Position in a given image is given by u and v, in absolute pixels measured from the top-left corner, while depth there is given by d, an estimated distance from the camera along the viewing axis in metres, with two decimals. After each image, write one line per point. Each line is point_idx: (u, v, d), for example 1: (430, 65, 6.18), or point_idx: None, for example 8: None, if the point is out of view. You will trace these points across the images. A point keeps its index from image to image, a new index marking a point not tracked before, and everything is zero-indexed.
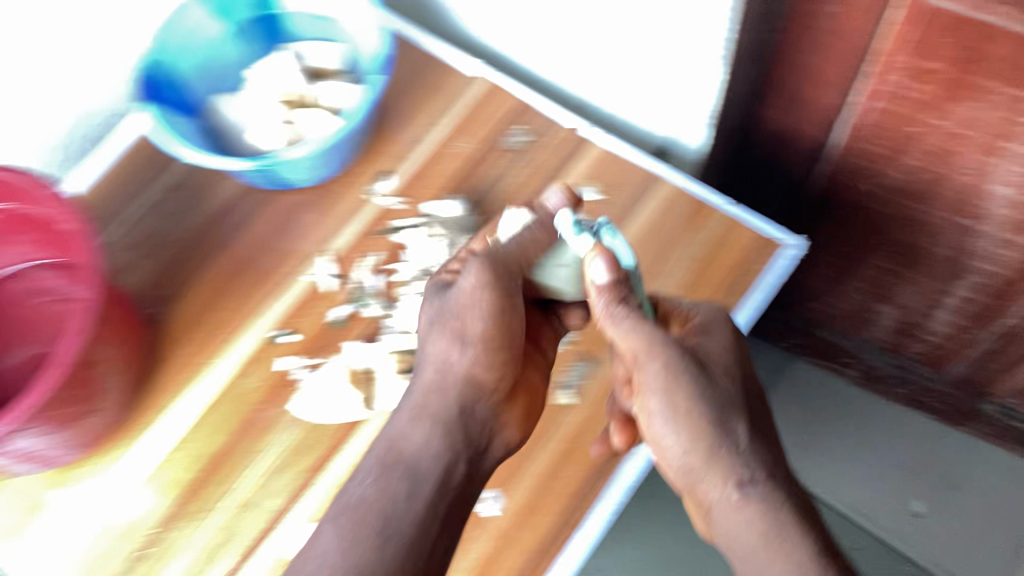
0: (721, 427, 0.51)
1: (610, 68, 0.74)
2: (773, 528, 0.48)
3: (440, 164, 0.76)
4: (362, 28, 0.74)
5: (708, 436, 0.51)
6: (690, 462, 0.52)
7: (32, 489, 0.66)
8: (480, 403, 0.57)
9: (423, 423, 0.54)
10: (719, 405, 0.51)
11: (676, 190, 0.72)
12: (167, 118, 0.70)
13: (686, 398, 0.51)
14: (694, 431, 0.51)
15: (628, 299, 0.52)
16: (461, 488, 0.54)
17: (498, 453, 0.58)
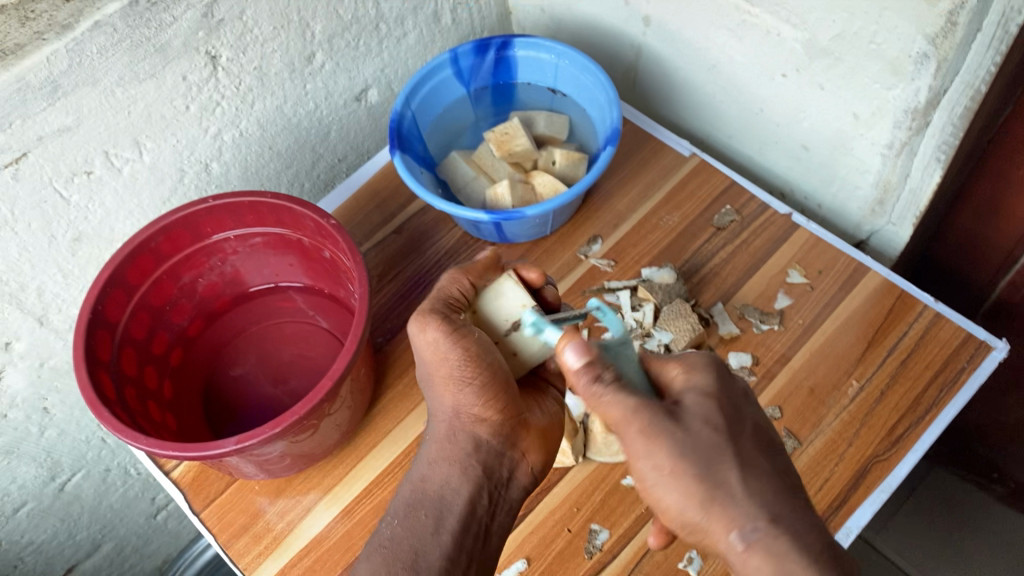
0: (706, 476, 0.46)
1: (832, 152, 0.78)
2: (790, 570, 0.43)
3: (652, 234, 0.80)
4: (592, 102, 0.80)
5: (699, 492, 0.45)
6: (706, 511, 0.45)
7: (262, 491, 0.72)
8: (492, 439, 0.62)
9: (459, 457, 0.61)
10: (705, 455, 0.46)
11: (882, 280, 0.75)
12: (410, 165, 0.76)
13: (666, 456, 0.46)
14: (689, 485, 0.46)
15: (612, 375, 0.49)
16: (487, 518, 0.60)
17: (518, 484, 0.63)
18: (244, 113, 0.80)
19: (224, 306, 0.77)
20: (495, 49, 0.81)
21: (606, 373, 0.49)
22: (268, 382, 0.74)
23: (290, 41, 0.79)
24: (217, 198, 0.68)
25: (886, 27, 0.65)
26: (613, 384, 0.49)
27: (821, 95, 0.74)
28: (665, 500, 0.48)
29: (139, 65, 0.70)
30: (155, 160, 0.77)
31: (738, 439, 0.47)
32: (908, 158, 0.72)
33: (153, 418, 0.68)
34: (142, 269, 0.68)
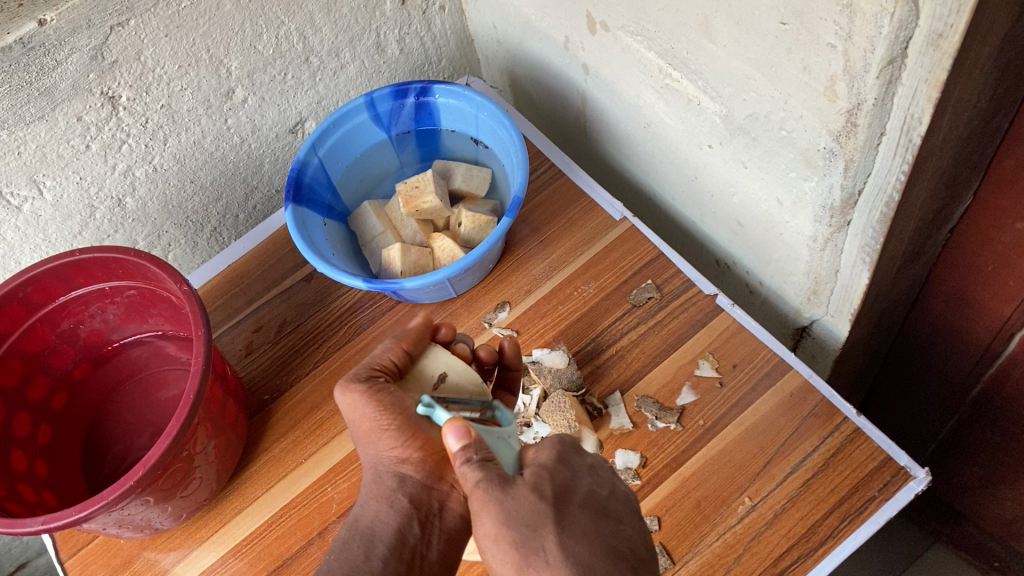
0: (525, 539, 0.46)
1: (757, 227, 0.70)
2: None
3: (564, 301, 0.75)
4: (508, 159, 0.75)
5: (516, 556, 0.46)
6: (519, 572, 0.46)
7: (124, 546, 0.71)
8: (417, 476, 0.56)
9: (386, 494, 0.55)
10: (527, 517, 0.46)
11: (803, 383, 0.67)
12: (305, 220, 0.73)
13: (493, 517, 0.46)
14: (512, 547, 0.46)
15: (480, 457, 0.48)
16: (420, 550, 0.54)
17: (450, 514, 0.56)
18: (156, 149, 0.78)
19: (113, 349, 0.76)
20: (413, 96, 0.76)
21: (477, 456, 0.48)
22: (145, 432, 0.73)
23: (202, 78, 0.76)
24: (80, 252, 0.66)
25: (794, 115, 0.57)
26: (478, 465, 0.47)
27: (745, 173, 0.66)
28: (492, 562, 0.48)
29: (21, 109, 0.68)
30: (58, 197, 0.76)
31: (561, 511, 0.47)
32: (833, 254, 0.64)
33: (14, 469, 0.67)
34: (10, 318, 0.67)
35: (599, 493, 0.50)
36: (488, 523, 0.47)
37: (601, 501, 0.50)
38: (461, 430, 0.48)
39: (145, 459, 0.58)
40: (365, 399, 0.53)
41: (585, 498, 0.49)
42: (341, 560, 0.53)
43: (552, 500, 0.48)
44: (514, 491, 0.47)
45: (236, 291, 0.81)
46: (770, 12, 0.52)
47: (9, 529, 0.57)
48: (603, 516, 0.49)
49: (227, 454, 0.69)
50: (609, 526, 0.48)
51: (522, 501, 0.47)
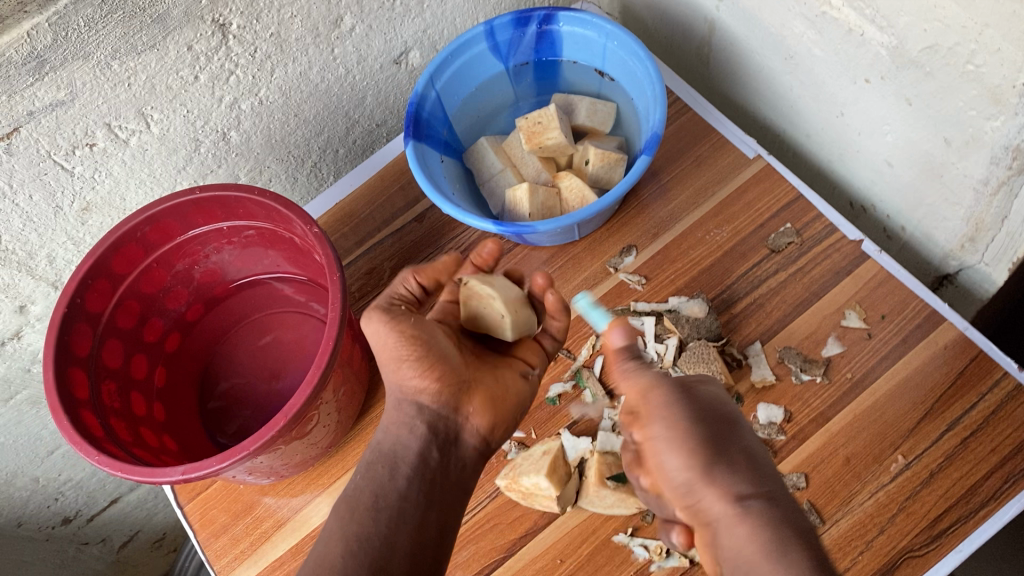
0: (707, 456, 0.49)
1: (912, 170, 0.66)
2: (790, 552, 0.45)
3: (695, 246, 0.71)
4: (638, 93, 0.70)
5: (699, 462, 0.49)
6: (692, 486, 0.49)
7: (244, 492, 0.69)
8: (432, 403, 0.54)
9: (405, 421, 0.54)
10: (716, 431, 0.51)
11: (959, 336, 0.63)
12: (426, 157, 0.69)
13: (676, 420, 0.51)
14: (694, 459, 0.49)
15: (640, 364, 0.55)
16: (442, 469, 0.53)
17: (468, 440, 0.55)
18: (263, 80, 0.75)
19: (226, 291, 0.74)
20: (536, 24, 0.71)
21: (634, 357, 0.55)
22: (262, 376, 0.71)
23: (312, 5, 0.72)
24: (201, 191, 0.63)
25: (987, 48, 0.52)
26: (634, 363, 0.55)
27: (908, 111, 0.62)
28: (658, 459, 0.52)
29: (135, 37, 0.65)
30: (165, 131, 0.73)
31: (733, 440, 0.51)
32: (1005, 200, 0.59)
33: (135, 413, 0.66)
34: (128, 259, 0.65)
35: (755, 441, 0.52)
36: (675, 461, 0.50)
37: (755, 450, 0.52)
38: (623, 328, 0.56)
39: (285, 409, 0.56)
40: (386, 328, 0.54)
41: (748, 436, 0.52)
42: (369, 478, 0.53)
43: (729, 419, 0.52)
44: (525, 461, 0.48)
45: (347, 229, 0.78)
46: None
47: (147, 478, 0.56)
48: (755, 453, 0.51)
49: (351, 401, 0.67)
50: (762, 464, 0.51)
51: (670, 403, 0.51)
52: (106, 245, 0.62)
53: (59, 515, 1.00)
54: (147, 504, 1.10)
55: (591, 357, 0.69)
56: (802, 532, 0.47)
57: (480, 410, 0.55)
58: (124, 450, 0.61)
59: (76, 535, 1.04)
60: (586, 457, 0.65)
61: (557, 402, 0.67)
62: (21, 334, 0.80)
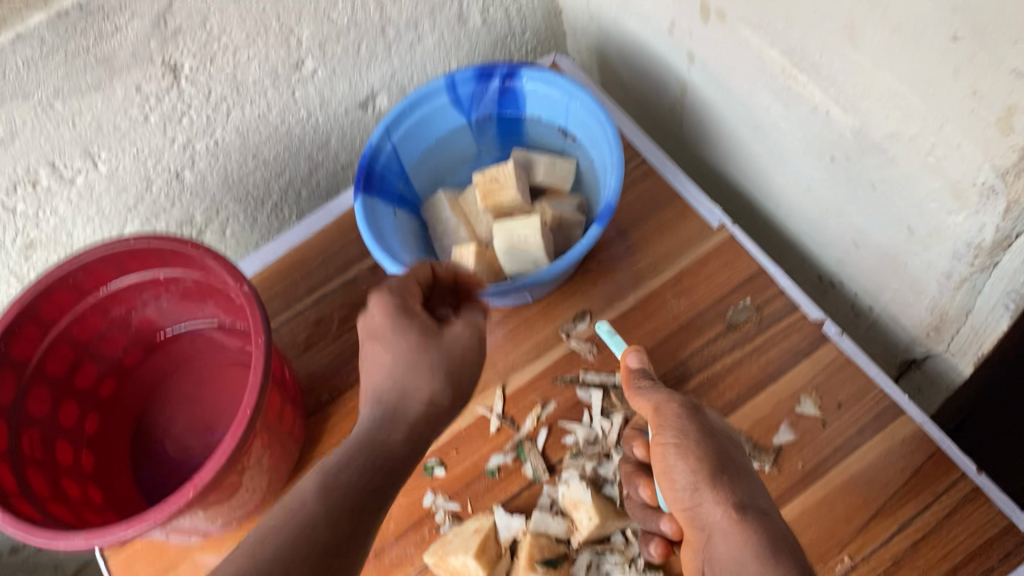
0: (711, 461, 0.52)
1: (877, 252, 0.63)
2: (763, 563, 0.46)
3: (650, 315, 0.68)
4: (599, 155, 0.68)
5: (712, 460, 0.52)
6: (696, 487, 0.51)
7: (170, 548, 0.67)
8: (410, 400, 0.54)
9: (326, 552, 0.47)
10: (720, 440, 0.54)
11: (917, 431, 0.60)
12: (376, 211, 0.67)
13: (696, 426, 0.53)
14: (701, 459, 0.52)
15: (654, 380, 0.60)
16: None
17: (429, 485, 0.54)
18: (219, 121, 0.73)
19: (166, 337, 0.73)
20: (498, 79, 0.69)
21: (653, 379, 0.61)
22: (196, 429, 0.69)
23: (270, 48, 0.70)
24: (135, 240, 0.61)
25: (947, 142, 0.49)
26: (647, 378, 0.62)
27: (872, 195, 0.59)
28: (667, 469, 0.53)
29: (78, 77, 0.63)
30: (113, 169, 0.71)
31: (738, 456, 0.54)
32: (968, 294, 0.56)
33: (59, 463, 0.64)
34: (59, 304, 0.63)
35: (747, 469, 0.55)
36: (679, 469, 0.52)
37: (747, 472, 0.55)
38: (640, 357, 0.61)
39: (197, 479, 0.54)
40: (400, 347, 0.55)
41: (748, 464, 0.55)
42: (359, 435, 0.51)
43: (732, 442, 0.55)
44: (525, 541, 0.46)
45: (301, 277, 0.76)
46: (940, 25, 0.44)
47: (51, 542, 0.54)
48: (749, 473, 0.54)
49: (282, 462, 0.64)
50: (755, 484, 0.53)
51: (683, 421, 0.53)
52: (34, 291, 0.61)
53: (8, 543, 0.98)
54: None
55: (535, 429, 0.65)
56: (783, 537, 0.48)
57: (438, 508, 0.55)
58: (38, 506, 0.58)
59: (25, 562, 1.02)
60: (518, 537, 0.61)
61: (496, 474, 0.64)
62: None
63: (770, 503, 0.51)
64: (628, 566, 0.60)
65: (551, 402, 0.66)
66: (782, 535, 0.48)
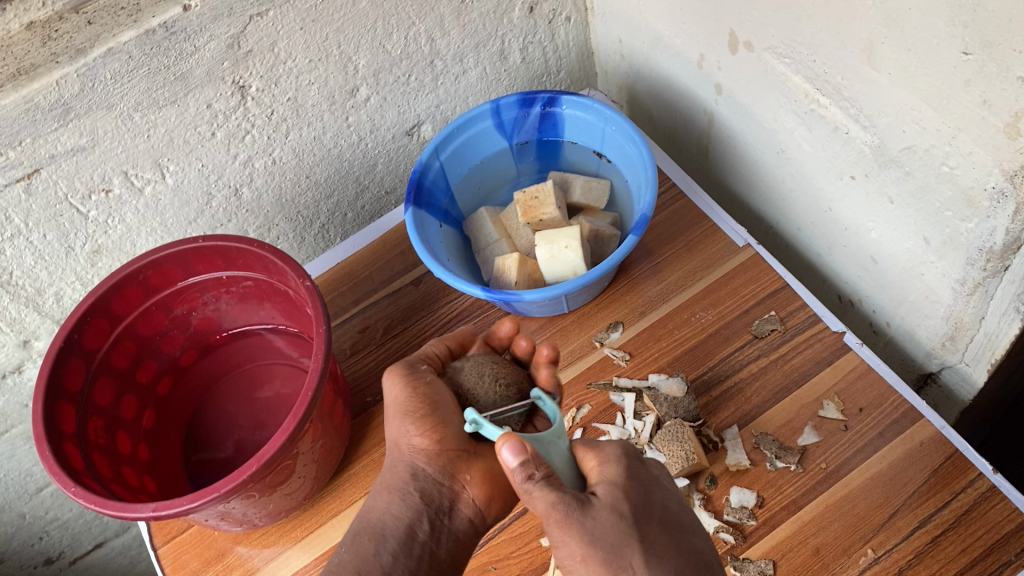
0: (614, 553, 0.47)
1: (893, 266, 0.67)
2: None
3: (678, 325, 0.73)
4: (632, 176, 0.73)
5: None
6: (622, 554, 0.47)
7: (218, 539, 0.70)
8: (430, 466, 0.55)
9: None
10: (611, 539, 0.47)
11: (935, 433, 0.63)
12: (424, 223, 0.71)
13: (577, 542, 0.47)
14: (609, 551, 0.47)
15: (545, 474, 0.48)
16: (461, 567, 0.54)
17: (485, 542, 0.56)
18: (277, 142, 0.78)
19: (221, 339, 0.77)
20: (540, 105, 0.75)
21: (538, 471, 0.48)
22: (248, 426, 0.72)
23: (330, 74, 0.76)
24: (204, 240, 0.66)
25: (960, 150, 0.54)
26: (544, 482, 0.48)
27: (890, 208, 0.63)
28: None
29: (157, 92, 0.68)
30: (179, 182, 0.76)
31: (646, 534, 0.48)
32: (982, 300, 0.60)
33: (119, 452, 0.67)
34: (129, 300, 0.68)
35: (672, 507, 0.51)
36: (575, 544, 0.48)
37: (676, 514, 0.51)
38: (518, 445, 0.48)
39: (259, 455, 0.58)
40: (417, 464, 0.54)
41: (660, 511, 0.50)
42: (352, 554, 0.53)
43: (631, 518, 0.48)
44: (595, 515, 0.48)
45: (350, 289, 0.81)
46: (952, 41, 0.49)
47: (121, 514, 0.57)
48: (677, 531, 0.50)
49: (330, 454, 0.68)
50: (687, 542, 0.50)
51: (575, 521, 0.47)
52: (108, 286, 0.65)
53: (42, 554, 1.01)
54: (130, 551, 1.12)
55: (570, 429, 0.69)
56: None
57: (478, 481, 0.56)
58: (102, 485, 0.62)
59: None
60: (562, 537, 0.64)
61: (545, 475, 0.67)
62: (23, 368, 0.82)
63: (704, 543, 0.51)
64: None
65: (585, 406, 0.70)
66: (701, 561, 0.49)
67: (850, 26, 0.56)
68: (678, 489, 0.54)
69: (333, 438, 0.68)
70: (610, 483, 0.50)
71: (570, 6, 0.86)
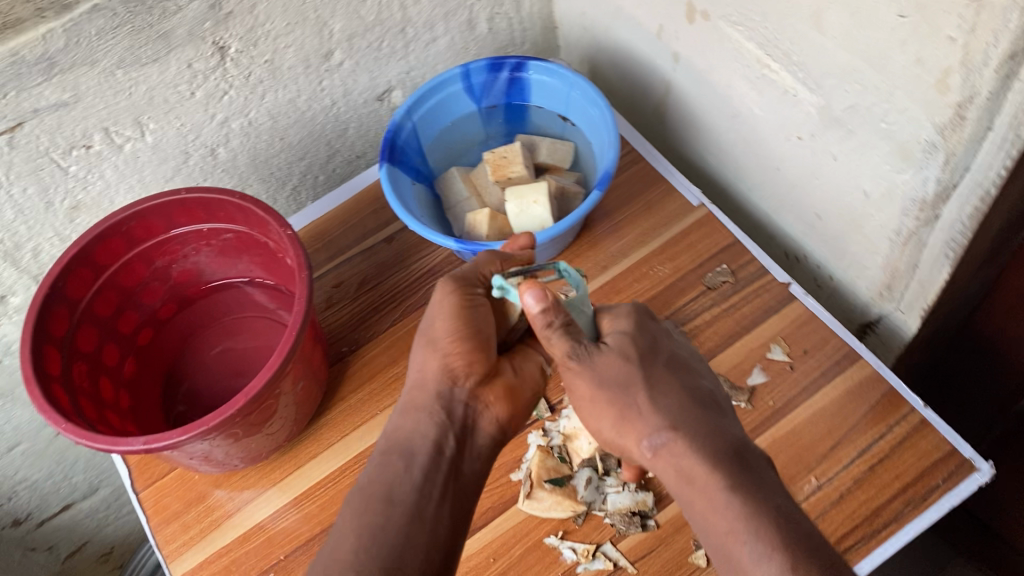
0: (619, 393, 0.55)
1: (835, 221, 0.72)
2: (689, 462, 0.52)
3: (637, 278, 0.77)
4: (596, 137, 0.77)
5: (614, 411, 0.55)
6: (628, 387, 0.55)
7: (199, 482, 0.73)
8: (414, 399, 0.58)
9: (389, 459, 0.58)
10: (618, 380, 0.55)
11: (872, 373, 0.69)
12: (398, 179, 0.75)
13: (587, 383, 0.56)
14: (614, 390, 0.55)
15: (563, 325, 0.54)
16: None
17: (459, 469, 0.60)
18: (254, 103, 0.81)
19: (199, 294, 0.79)
20: (508, 70, 0.79)
21: (557, 320, 0.54)
22: (227, 374, 0.75)
23: (306, 37, 0.79)
24: (188, 192, 0.69)
25: (897, 107, 0.59)
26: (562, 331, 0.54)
27: (833, 165, 0.68)
28: (592, 419, 0.58)
29: (140, 49, 0.71)
30: (158, 140, 0.78)
31: (651, 372, 0.56)
32: (915, 248, 0.66)
33: (103, 397, 0.70)
34: (112, 251, 0.70)
35: (679, 354, 0.60)
36: (585, 386, 0.56)
37: (684, 360, 0.59)
38: (540, 293, 0.53)
39: (247, 391, 0.61)
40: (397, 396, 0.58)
41: (669, 357, 0.58)
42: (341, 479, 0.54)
43: (638, 361, 0.56)
44: (600, 359, 0.56)
45: (324, 247, 0.84)
46: (889, 5, 0.54)
47: (113, 448, 0.60)
48: (684, 372, 0.58)
49: (309, 397, 0.71)
50: (695, 380, 0.58)
51: (586, 362, 0.56)
52: (93, 235, 0.67)
53: (9, 516, 1.01)
54: (95, 516, 1.13)
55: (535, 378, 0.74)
56: (712, 422, 0.54)
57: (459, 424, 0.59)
58: (89, 424, 0.64)
59: (23, 540, 1.06)
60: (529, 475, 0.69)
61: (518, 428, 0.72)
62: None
63: (714, 384, 0.59)
64: (621, 488, 0.67)
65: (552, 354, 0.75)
66: (707, 395, 0.57)
67: None
68: (685, 343, 0.62)
69: (309, 386, 0.71)
70: (619, 333, 0.58)
71: None
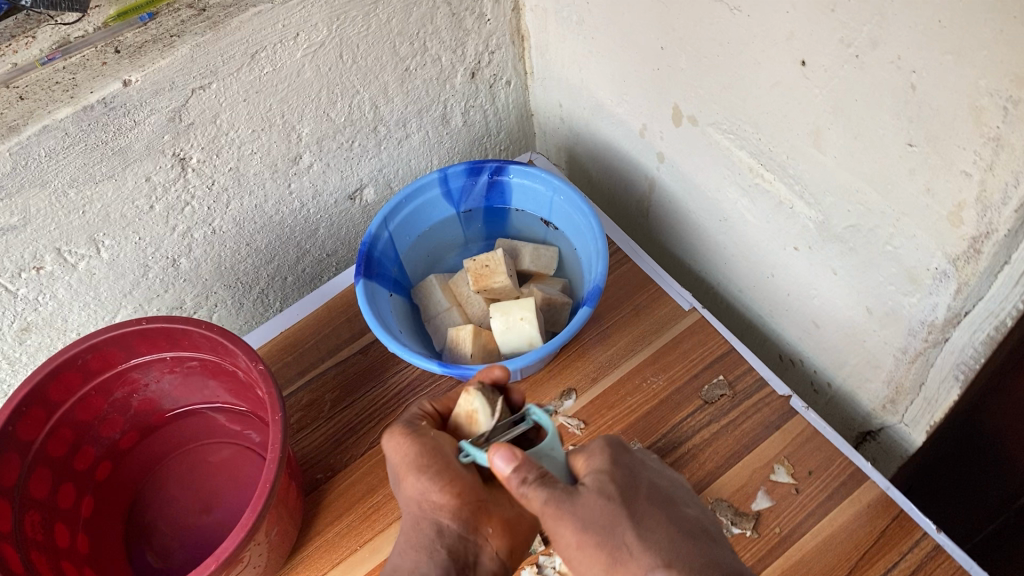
0: (606, 536, 0.48)
1: (833, 332, 0.70)
2: None
3: (629, 392, 0.74)
4: (581, 244, 0.74)
5: (603, 557, 0.48)
6: (614, 525, 0.48)
7: None
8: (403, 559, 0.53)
9: None
10: (600, 520, 0.48)
11: (880, 494, 0.66)
12: (375, 296, 0.70)
13: (572, 530, 0.48)
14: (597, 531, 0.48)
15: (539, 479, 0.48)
16: None
17: None
18: (218, 211, 0.76)
19: (164, 420, 0.74)
20: (487, 174, 0.75)
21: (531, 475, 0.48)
22: (194, 509, 0.69)
23: (272, 143, 0.75)
24: (148, 322, 0.64)
25: (904, 233, 0.56)
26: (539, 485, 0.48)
27: (833, 280, 0.65)
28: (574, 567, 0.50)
29: (94, 167, 0.65)
30: (115, 257, 0.73)
31: (634, 509, 0.50)
32: (922, 367, 0.63)
33: (58, 546, 0.64)
34: (66, 385, 0.65)
35: (660, 485, 0.53)
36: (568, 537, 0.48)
37: (664, 489, 0.53)
38: (508, 453, 0.48)
39: (217, 552, 0.56)
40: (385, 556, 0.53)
41: (650, 489, 0.52)
42: None
43: (618, 498, 0.49)
44: (580, 501, 0.48)
45: (296, 359, 0.79)
46: (897, 133, 0.51)
47: None
48: (668, 504, 0.52)
49: (283, 539, 0.65)
50: (677, 511, 0.52)
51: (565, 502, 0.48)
52: (46, 373, 0.62)
53: None
54: None
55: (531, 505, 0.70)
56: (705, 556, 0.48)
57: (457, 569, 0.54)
58: None
59: None
60: None
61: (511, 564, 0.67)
62: None
63: (703, 516, 0.52)
64: None
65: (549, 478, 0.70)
66: (698, 529, 0.50)
67: (797, 112, 0.58)
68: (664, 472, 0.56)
69: (283, 530, 0.65)
70: (595, 472, 0.51)
71: (510, 71, 0.88)
